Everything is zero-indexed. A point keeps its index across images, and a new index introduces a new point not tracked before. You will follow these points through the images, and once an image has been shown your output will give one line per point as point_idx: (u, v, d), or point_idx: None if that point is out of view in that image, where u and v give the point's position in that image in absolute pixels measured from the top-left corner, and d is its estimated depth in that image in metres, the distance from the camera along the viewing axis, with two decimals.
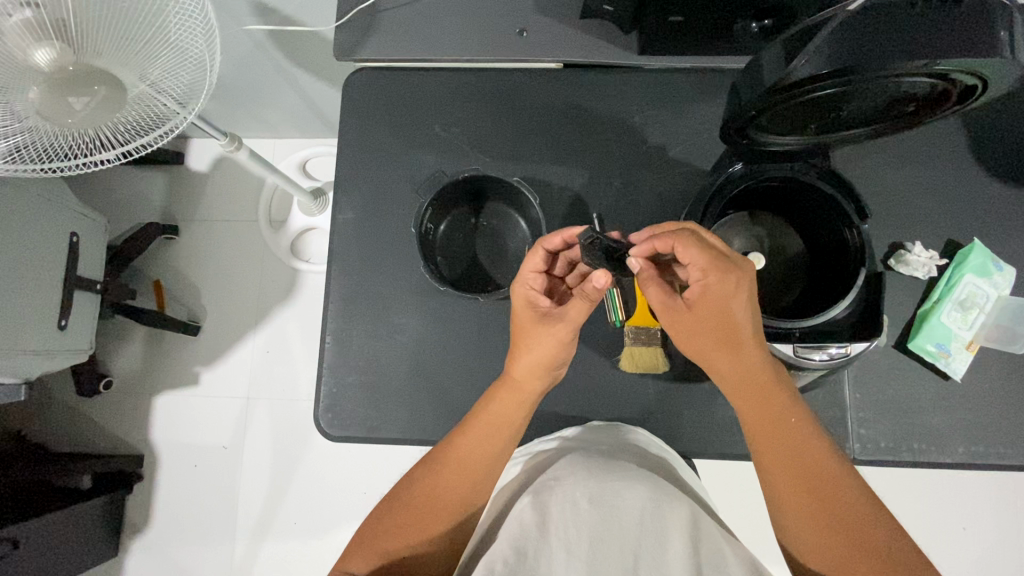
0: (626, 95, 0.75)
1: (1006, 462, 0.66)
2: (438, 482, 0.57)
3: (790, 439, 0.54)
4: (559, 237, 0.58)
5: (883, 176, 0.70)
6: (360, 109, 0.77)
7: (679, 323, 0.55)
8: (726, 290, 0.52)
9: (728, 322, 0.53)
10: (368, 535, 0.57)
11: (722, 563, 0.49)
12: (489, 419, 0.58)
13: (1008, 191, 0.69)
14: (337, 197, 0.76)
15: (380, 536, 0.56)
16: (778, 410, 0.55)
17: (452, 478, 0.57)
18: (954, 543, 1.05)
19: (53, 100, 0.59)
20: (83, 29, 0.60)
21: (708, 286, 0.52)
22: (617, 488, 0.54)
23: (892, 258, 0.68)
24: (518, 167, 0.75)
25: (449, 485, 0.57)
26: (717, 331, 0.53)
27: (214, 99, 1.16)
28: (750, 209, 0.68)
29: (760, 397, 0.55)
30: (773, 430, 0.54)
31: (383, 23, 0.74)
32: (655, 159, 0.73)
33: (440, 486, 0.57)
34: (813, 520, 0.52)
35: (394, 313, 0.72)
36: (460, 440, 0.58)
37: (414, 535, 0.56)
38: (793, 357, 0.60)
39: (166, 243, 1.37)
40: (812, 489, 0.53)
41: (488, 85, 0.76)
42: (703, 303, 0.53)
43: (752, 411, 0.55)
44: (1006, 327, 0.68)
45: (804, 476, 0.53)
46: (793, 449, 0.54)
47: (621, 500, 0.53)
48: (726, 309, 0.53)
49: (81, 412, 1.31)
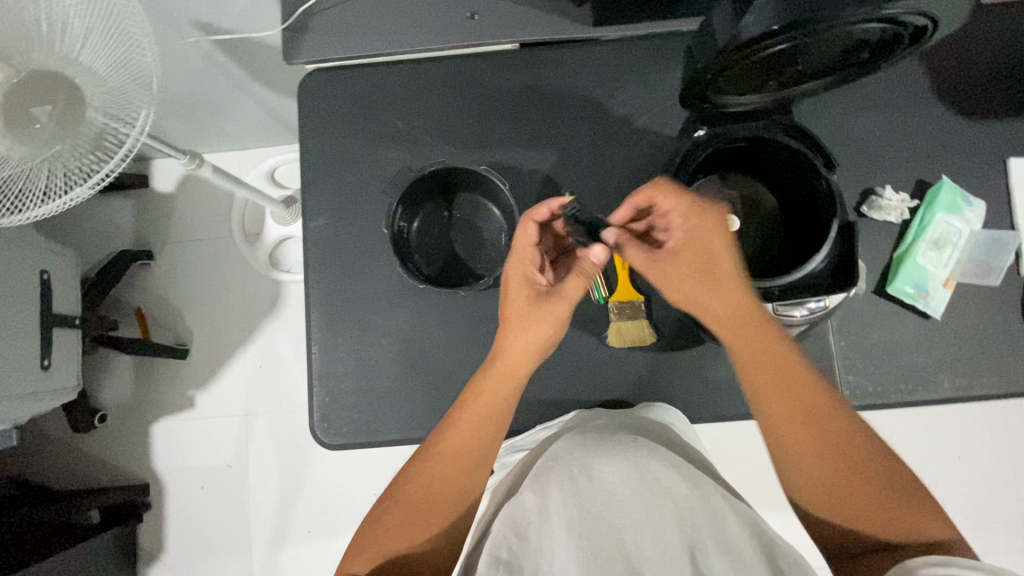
0: (584, 69, 0.74)
1: (992, 391, 0.67)
2: (436, 472, 0.57)
3: (794, 381, 0.54)
4: (546, 207, 0.60)
5: (849, 124, 0.70)
6: (319, 113, 0.76)
7: (673, 271, 0.56)
8: (712, 229, 0.56)
9: (714, 259, 0.55)
10: (370, 534, 0.58)
11: (720, 520, 0.51)
12: (478, 404, 0.58)
13: (971, 126, 0.70)
14: (305, 205, 0.74)
15: (384, 533, 0.57)
16: (777, 354, 0.54)
17: (448, 465, 0.57)
18: (951, 471, 1.08)
19: (19, 122, 0.60)
20: (26, 48, 0.60)
21: (696, 227, 0.56)
22: (613, 469, 0.55)
23: (866, 205, 0.69)
24: (486, 155, 0.74)
25: (446, 474, 0.58)
26: (706, 266, 0.55)
27: (171, 116, 1.13)
28: (721, 172, 0.66)
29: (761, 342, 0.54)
30: (779, 372, 0.54)
31: (330, 22, 0.73)
32: (623, 131, 0.73)
33: (438, 476, 0.57)
34: (817, 458, 0.53)
35: (379, 314, 0.72)
36: (453, 429, 0.58)
37: (417, 524, 0.57)
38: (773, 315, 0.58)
39: (141, 268, 1.35)
40: (813, 426, 0.53)
41: (446, 75, 0.75)
42: (692, 247, 0.56)
43: (756, 356, 0.54)
44: (981, 261, 0.69)
45: (808, 423, 0.53)
46: (794, 388, 0.54)
47: (618, 473, 0.54)
48: (712, 245, 0.56)
49: (80, 448, 1.30)
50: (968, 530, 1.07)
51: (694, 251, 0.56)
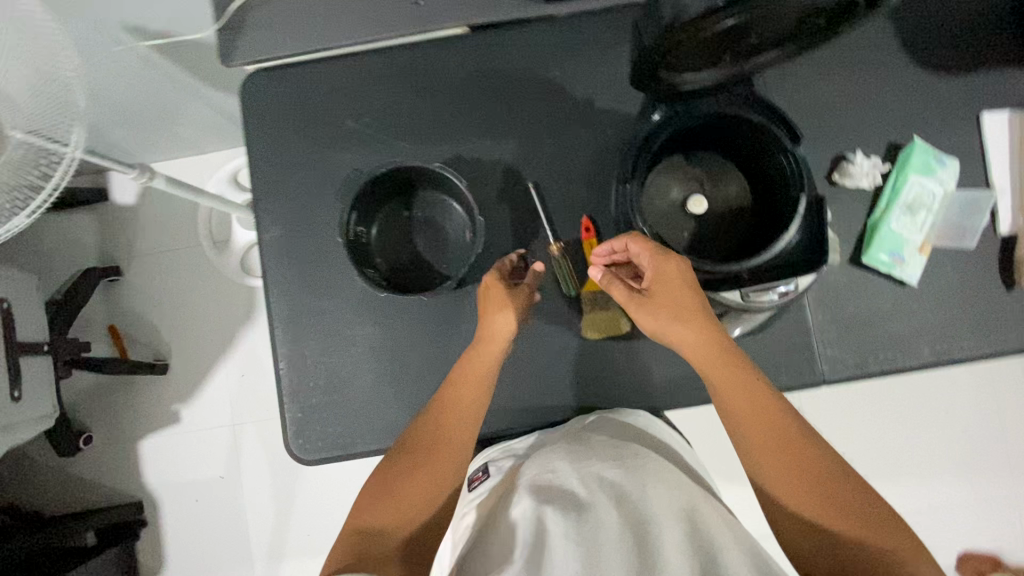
0: (538, 50, 0.71)
1: (972, 354, 0.66)
2: (442, 428, 0.58)
3: (778, 430, 0.52)
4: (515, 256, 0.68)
5: (814, 90, 0.68)
6: (264, 116, 0.72)
7: (643, 313, 0.54)
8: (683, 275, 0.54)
9: (689, 305, 0.53)
10: (365, 506, 0.55)
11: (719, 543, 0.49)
12: (478, 368, 0.60)
13: (940, 83, 0.68)
14: (258, 216, 0.71)
15: (381, 503, 0.55)
16: (748, 387, 0.53)
17: (451, 423, 0.58)
18: (931, 426, 1.11)
19: None
20: None
21: (667, 274, 0.54)
22: (603, 472, 0.55)
23: (836, 173, 0.67)
24: (443, 149, 0.71)
25: (446, 441, 0.58)
26: (683, 312, 0.53)
27: (120, 126, 1.08)
28: (684, 151, 0.63)
29: (730, 375, 0.53)
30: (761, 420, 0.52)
31: (266, 19, 0.69)
32: (583, 113, 0.70)
33: (443, 442, 0.58)
34: (799, 490, 0.49)
35: (345, 323, 0.70)
36: (452, 391, 0.59)
37: (417, 478, 0.56)
38: (745, 301, 0.56)
39: (110, 285, 1.31)
40: (802, 473, 0.50)
41: (394, 67, 0.72)
42: (661, 288, 0.54)
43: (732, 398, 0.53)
44: (955, 223, 0.67)
45: (796, 469, 0.50)
46: (778, 436, 0.51)
47: (619, 478, 0.55)
48: (685, 290, 0.54)
49: (68, 472, 1.28)
50: (949, 482, 1.10)
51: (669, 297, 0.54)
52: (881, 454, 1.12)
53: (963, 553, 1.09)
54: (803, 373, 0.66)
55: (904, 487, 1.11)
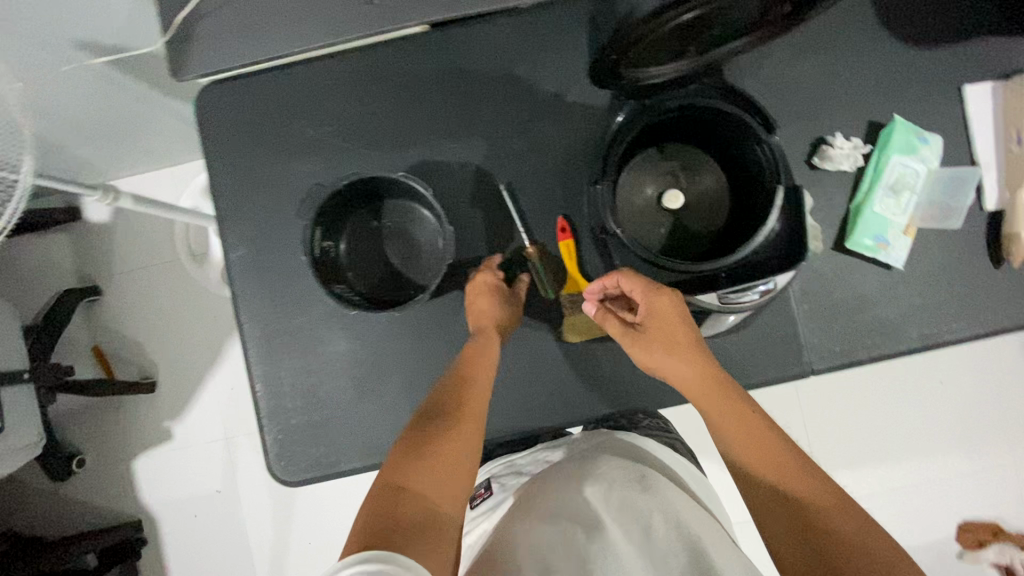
0: (503, 45, 0.68)
1: (962, 335, 0.65)
2: (465, 393, 0.54)
3: (772, 455, 0.49)
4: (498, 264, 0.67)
5: (787, 74, 0.66)
6: (222, 130, 0.69)
7: (637, 347, 0.55)
8: (670, 304, 0.54)
9: (673, 334, 0.53)
10: (394, 467, 0.47)
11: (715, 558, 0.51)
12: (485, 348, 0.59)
13: (918, 57, 0.66)
14: (224, 234, 0.69)
15: (417, 468, 0.47)
16: (742, 414, 0.51)
17: (476, 391, 0.55)
18: (920, 399, 1.12)
19: None
20: None
21: (652, 303, 0.54)
22: (615, 484, 0.58)
23: (816, 156, 0.65)
24: (410, 153, 0.68)
25: (475, 408, 0.54)
26: (666, 340, 0.53)
27: (87, 144, 1.04)
28: (658, 144, 0.61)
29: (727, 405, 0.51)
30: (755, 446, 0.49)
31: (217, 27, 0.66)
32: (552, 109, 0.67)
33: (470, 403, 0.54)
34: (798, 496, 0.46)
35: (321, 339, 0.68)
36: (474, 362, 0.57)
37: (447, 441, 0.49)
38: (721, 303, 0.55)
39: (91, 305, 1.29)
40: (797, 500, 0.46)
41: (354, 71, 0.69)
42: (648, 317, 0.54)
43: (724, 426, 0.51)
44: (940, 202, 0.65)
45: (790, 499, 0.46)
46: (772, 462, 0.48)
47: (632, 493, 0.57)
48: (670, 318, 0.53)
49: (63, 495, 1.27)
50: (942, 454, 1.11)
51: (655, 326, 0.54)
52: (875, 430, 1.13)
53: (962, 522, 1.10)
54: (790, 364, 0.65)
55: (897, 461, 1.12)
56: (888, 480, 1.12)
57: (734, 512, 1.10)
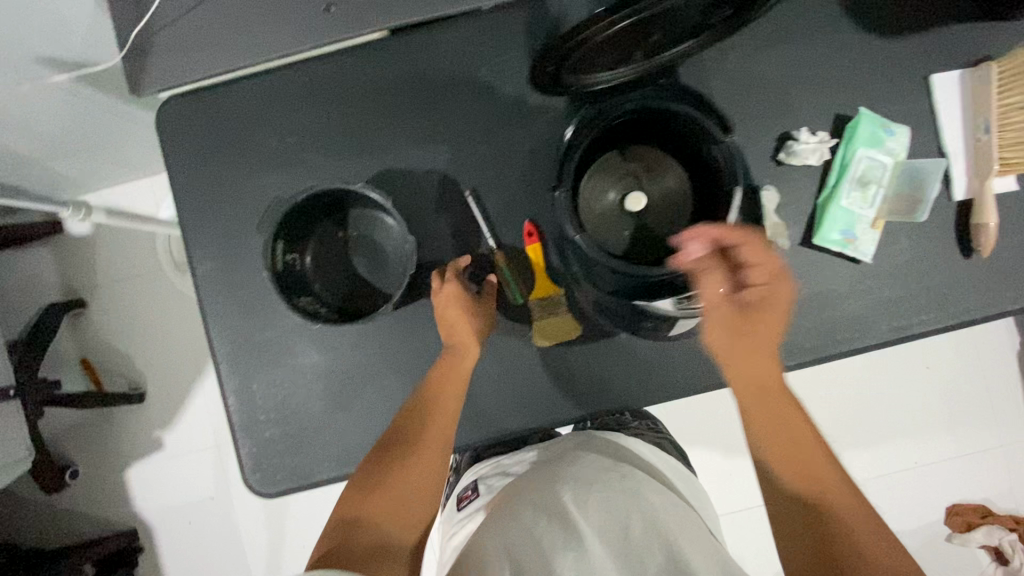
0: (464, 49, 0.67)
1: (934, 327, 0.65)
2: (428, 422, 0.58)
3: (812, 459, 0.49)
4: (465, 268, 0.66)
5: (752, 69, 0.65)
6: (185, 144, 0.69)
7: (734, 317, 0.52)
8: (778, 295, 0.52)
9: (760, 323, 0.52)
10: (353, 505, 0.53)
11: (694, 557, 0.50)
12: (451, 373, 0.60)
13: (884, 47, 0.65)
14: (190, 248, 0.69)
15: (370, 503, 0.53)
16: (793, 416, 0.51)
17: (438, 420, 0.58)
18: (907, 385, 1.12)
19: None
20: None
21: (771, 288, 0.52)
22: (597, 486, 0.58)
23: (782, 152, 0.64)
24: (374, 161, 0.68)
25: (433, 442, 0.57)
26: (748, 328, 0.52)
27: (65, 160, 1.04)
28: (620, 146, 0.61)
29: (779, 405, 0.51)
30: (796, 447, 0.50)
31: (175, 40, 0.65)
32: (516, 112, 0.67)
33: (429, 433, 0.57)
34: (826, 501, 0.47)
35: (292, 351, 0.68)
36: (439, 387, 0.59)
37: (403, 472, 0.55)
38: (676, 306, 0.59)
39: (77, 318, 1.29)
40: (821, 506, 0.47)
41: (316, 79, 0.68)
42: (761, 300, 0.52)
43: (773, 422, 0.51)
44: (906, 194, 0.64)
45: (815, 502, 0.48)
46: (809, 466, 0.49)
47: (613, 494, 0.57)
48: (778, 307, 0.52)
49: (59, 506, 1.29)
50: (929, 439, 1.12)
51: (762, 310, 0.52)
52: (862, 417, 1.13)
53: (951, 506, 1.11)
54: None
55: (884, 447, 1.12)
56: (875, 467, 1.12)
57: (723, 504, 1.10)
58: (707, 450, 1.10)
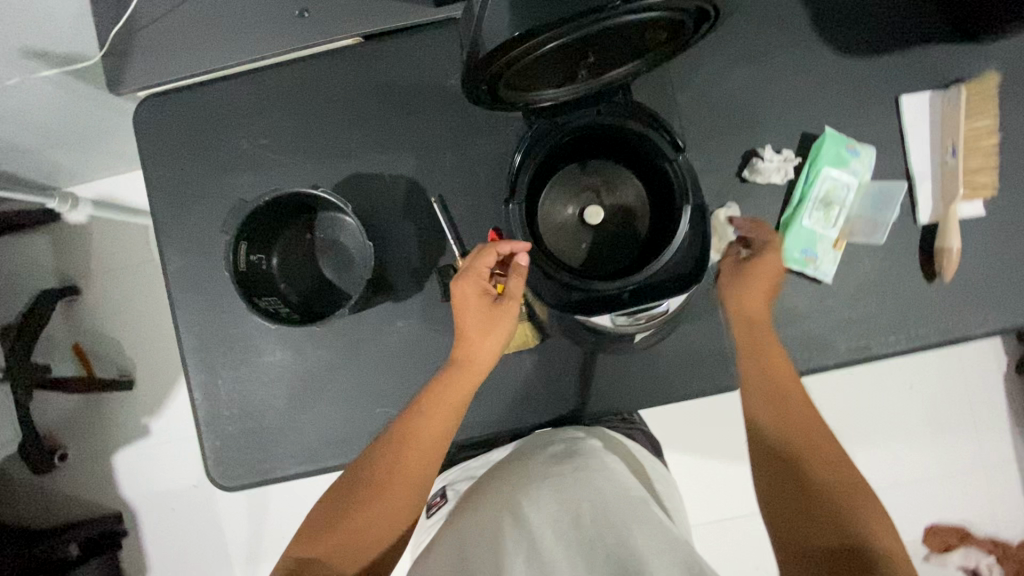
0: (435, 56, 0.68)
1: (896, 349, 0.64)
2: (403, 458, 0.55)
3: (808, 429, 0.51)
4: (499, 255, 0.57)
5: (719, 85, 0.65)
6: (161, 143, 0.70)
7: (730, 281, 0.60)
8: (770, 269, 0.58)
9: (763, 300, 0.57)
10: (308, 545, 0.52)
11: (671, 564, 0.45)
12: (442, 400, 0.57)
13: (854, 67, 0.65)
14: (163, 245, 0.70)
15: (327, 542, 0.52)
16: (787, 390, 0.53)
17: (416, 456, 0.55)
18: (888, 403, 1.12)
19: None
20: None
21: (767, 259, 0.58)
22: (558, 483, 0.55)
23: (746, 170, 0.64)
24: (344, 165, 0.69)
25: (399, 483, 0.54)
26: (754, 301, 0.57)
27: (58, 150, 1.06)
28: (580, 160, 0.62)
29: (771, 380, 0.54)
30: (792, 417, 0.52)
31: (151, 41, 0.66)
32: (484, 120, 0.68)
33: (401, 471, 0.55)
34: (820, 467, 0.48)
35: (258, 349, 0.69)
36: (422, 418, 0.56)
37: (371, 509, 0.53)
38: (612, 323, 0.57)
39: (70, 304, 1.32)
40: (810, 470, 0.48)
41: (290, 83, 0.69)
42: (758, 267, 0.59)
43: (762, 394, 0.53)
44: (869, 216, 0.64)
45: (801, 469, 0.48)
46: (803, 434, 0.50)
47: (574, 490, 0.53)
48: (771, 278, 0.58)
49: (48, 487, 1.32)
50: (909, 458, 1.11)
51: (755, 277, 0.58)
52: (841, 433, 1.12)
53: (930, 525, 1.10)
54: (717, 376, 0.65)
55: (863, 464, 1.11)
56: None
57: (696, 514, 1.10)
58: (682, 460, 1.10)
